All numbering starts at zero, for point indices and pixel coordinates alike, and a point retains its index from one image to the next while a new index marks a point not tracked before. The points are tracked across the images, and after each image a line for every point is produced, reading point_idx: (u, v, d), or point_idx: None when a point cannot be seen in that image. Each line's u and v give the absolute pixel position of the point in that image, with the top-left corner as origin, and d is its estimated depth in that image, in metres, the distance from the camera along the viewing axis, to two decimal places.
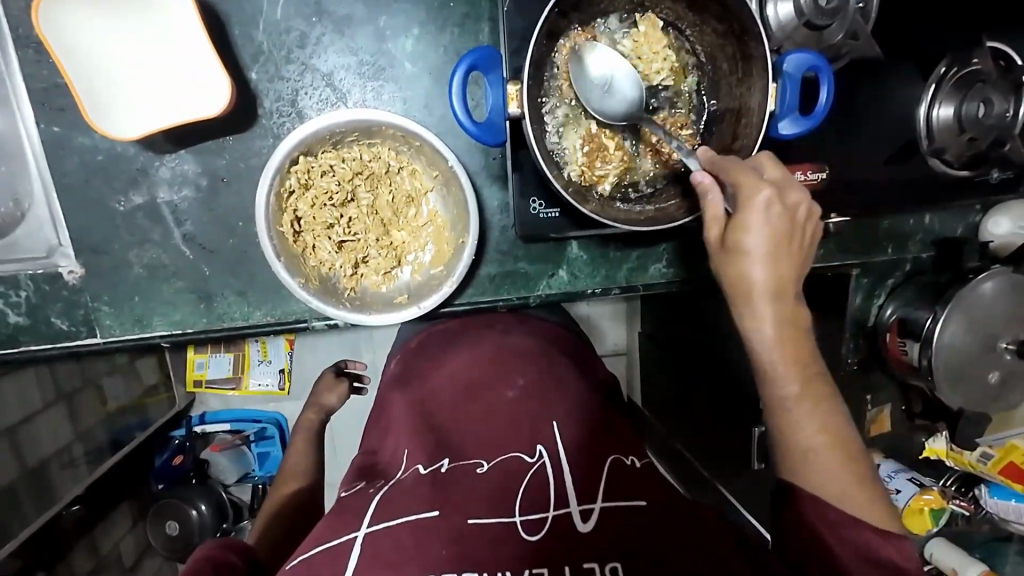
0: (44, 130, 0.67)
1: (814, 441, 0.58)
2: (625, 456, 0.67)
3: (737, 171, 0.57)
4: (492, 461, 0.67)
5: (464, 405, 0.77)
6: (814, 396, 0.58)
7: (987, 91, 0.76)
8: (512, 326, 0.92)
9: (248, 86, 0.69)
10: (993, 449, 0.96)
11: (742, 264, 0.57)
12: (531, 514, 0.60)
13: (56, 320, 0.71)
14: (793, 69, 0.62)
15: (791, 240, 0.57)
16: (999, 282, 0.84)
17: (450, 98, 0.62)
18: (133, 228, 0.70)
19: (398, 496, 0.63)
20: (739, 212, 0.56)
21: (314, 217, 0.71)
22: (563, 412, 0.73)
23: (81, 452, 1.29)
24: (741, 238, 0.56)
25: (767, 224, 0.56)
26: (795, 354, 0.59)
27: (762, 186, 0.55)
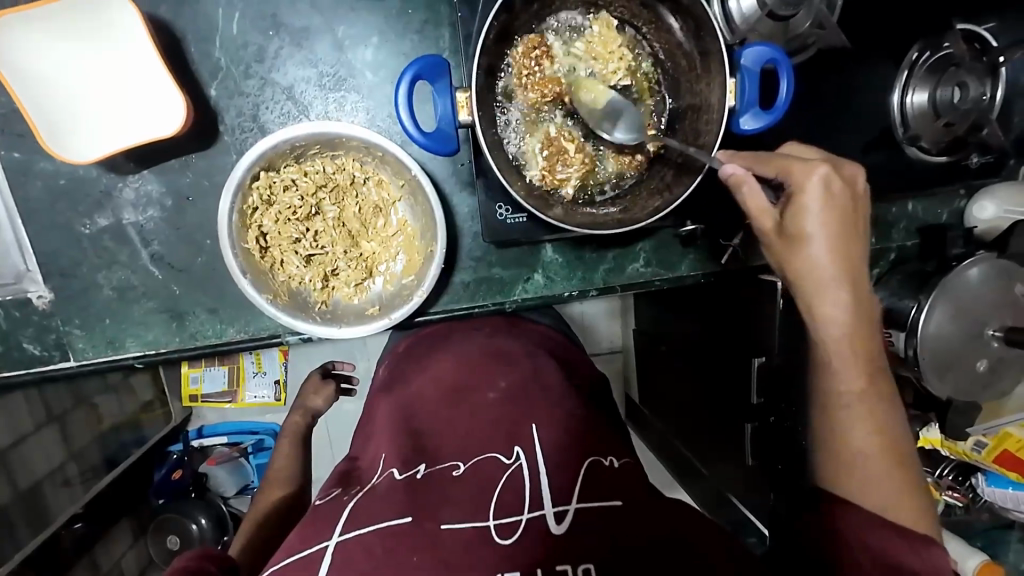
0: (6, 157, 0.67)
1: (867, 446, 0.60)
2: (604, 457, 0.67)
3: (784, 160, 0.58)
4: (468, 462, 0.67)
5: (445, 410, 0.76)
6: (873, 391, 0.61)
7: (961, 74, 0.75)
8: (500, 329, 0.89)
9: (207, 103, 0.69)
10: (987, 437, 0.94)
11: (806, 254, 0.58)
12: (505, 517, 0.59)
13: (28, 346, 0.71)
14: (750, 63, 0.61)
15: (852, 222, 0.58)
16: (984, 268, 0.83)
17: (397, 108, 0.58)
18: (100, 250, 0.70)
19: (371, 502, 0.62)
20: (793, 197, 0.57)
21: (279, 232, 0.71)
22: (545, 415, 0.71)
23: (75, 472, 1.29)
24: (802, 226, 0.57)
25: (829, 209, 0.56)
26: (863, 348, 0.60)
27: (814, 167, 0.56)
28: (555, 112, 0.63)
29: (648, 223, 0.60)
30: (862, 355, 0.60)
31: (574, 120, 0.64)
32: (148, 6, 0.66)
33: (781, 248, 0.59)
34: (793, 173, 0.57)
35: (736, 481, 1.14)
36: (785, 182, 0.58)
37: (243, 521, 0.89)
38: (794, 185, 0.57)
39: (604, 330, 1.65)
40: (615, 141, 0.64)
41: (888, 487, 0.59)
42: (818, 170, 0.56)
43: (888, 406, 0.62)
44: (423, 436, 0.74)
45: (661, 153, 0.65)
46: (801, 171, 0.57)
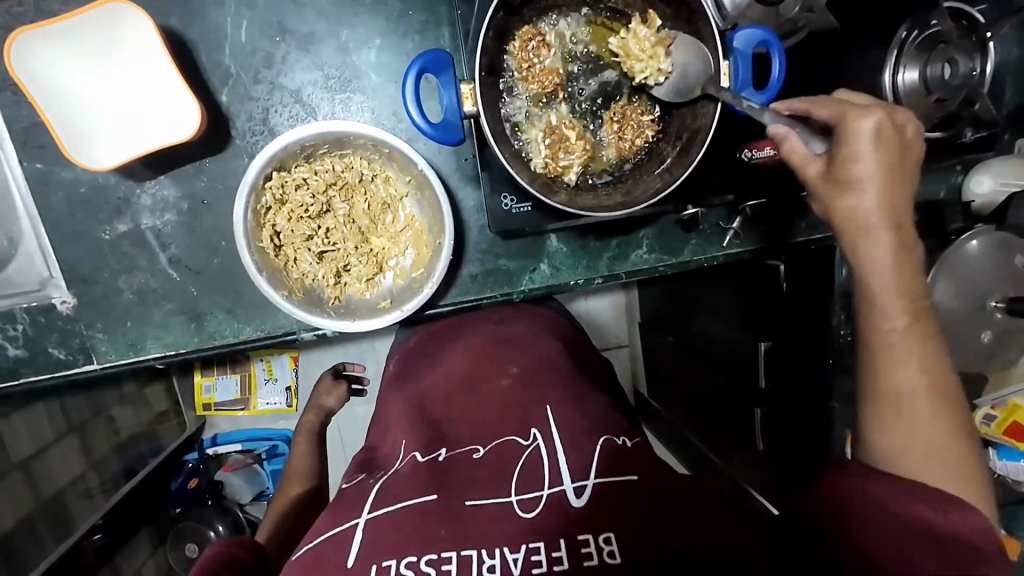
0: (27, 167, 0.68)
1: (914, 383, 0.54)
2: (617, 436, 0.68)
3: (839, 104, 0.56)
4: (488, 445, 0.68)
5: (459, 399, 0.78)
6: (920, 331, 0.55)
7: (949, 52, 0.77)
8: (507, 316, 0.92)
9: (219, 109, 0.71)
10: (997, 410, 0.96)
11: (854, 202, 0.55)
12: (526, 493, 0.60)
13: (53, 350, 0.73)
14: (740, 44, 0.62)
15: (904, 167, 0.55)
16: (984, 241, 0.85)
17: (404, 96, 0.59)
18: (120, 255, 0.72)
19: (396, 482, 0.64)
20: (842, 145, 0.54)
21: (292, 231, 0.73)
22: (556, 398, 0.73)
23: (96, 482, 1.31)
24: (855, 170, 0.54)
25: (880, 152, 0.54)
26: (907, 289, 0.55)
27: (868, 113, 0.54)
28: (555, 103, 0.63)
29: (643, 208, 0.61)
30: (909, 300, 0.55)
31: (573, 109, 0.64)
32: (159, 18, 0.69)
33: (828, 195, 0.56)
34: (847, 116, 0.55)
35: (749, 466, 1.16)
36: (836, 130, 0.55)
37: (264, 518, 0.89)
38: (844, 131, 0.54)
39: (610, 326, 1.67)
40: (615, 126, 0.64)
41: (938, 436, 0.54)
42: (874, 111, 0.54)
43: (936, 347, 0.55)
44: (439, 424, 0.75)
45: (659, 137, 0.65)
46: (861, 114, 0.54)
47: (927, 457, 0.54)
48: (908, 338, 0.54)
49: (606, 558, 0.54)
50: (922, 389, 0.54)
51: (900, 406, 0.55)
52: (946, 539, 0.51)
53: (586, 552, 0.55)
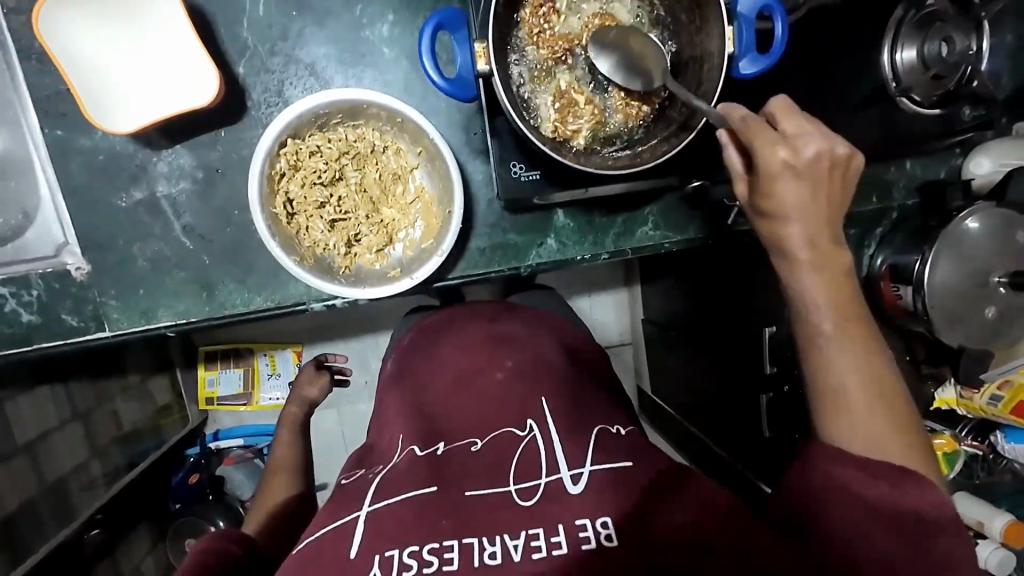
0: (48, 134, 0.70)
1: (847, 381, 0.56)
2: (611, 426, 0.71)
3: (759, 136, 0.55)
4: (485, 438, 0.69)
5: (453, 394, 0.79)
6: (851, 333, 0.57)
7: (946, 30, 0.79)
8: (500, 314, 0.94)
9: (236, 80, 0.73)
10: (1002, 390, 0.96)
11: (779, 227, 0.57)
12: (524, 482, 0.61)
13: (66, 317, 0.74)
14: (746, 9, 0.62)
15: (822, 192, 0.55)
16: (982, 219, 0.87)
17: (422, 56, 0.62)
18: (135, 222, 0.74)
19: (395, 477, 0.65)
20: (760, 175, 0.56)
21: (305, 197, 0.74)
22: (552, 390, 0.75)
23: (98, 470, 1.30)
24: (778, 197, 0.56)
25: (799, 181, 0.55)
26: (835, 294, 0.57)
27: (775, 150, 0.54)
28: (564, 67, 0.64)
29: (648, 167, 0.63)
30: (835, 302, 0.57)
31: (582, 73, 0.65)
32: None
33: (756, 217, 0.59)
34: (795, 144, 0.54)
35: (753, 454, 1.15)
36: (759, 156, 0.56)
37: (247, 517, 0.87)
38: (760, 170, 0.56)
39: (613, 325, 1.69)
40: (623, 92, 0.65)
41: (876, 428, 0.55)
42: (817, 144, 0.54)
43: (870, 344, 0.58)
44: (436, 419, 0.76)
45: (666, 104, 0.67)
46: (801, 142, 0.54)
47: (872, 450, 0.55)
48: (836, 340, 0.57)
49: (604, 540, 0.54)
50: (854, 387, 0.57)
51: (843, 409, 0.56)
52: (904, 515, 0.52)
53: (584, 535, 0.55)
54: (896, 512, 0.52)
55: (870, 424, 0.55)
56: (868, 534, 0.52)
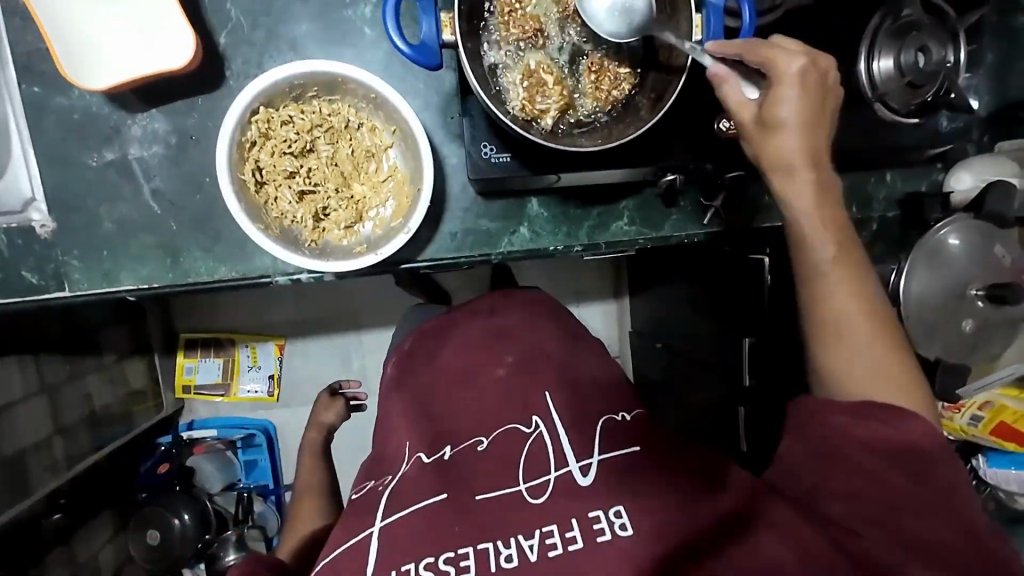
0: (25, 91, 0.71)
1: (847, 307, 0.59)
2: (616, 413, 0.71)
3: (765, 49, 0.57)
4: (491, 436, 0.69)
5: (456, 393, 0.79)
6: (848, 262, 0.59)
7: (922, 39, 0.79)
8: (497, 304, 0.93)
9: (216, 50, 0.74)
10: (983, 410, 0.96)
11: (777, 141, 0.57)
12: (534, 479, 0.61)
13: (26, 274, 0.73)
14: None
15: (825, 114, 0.58)
16: (959, 230, 0.86)
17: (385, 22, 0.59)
18: (104, 183, 0.74)
19: (404, 487, 0.65)
20: (771, 87, 0.56)
21: (274, 166, 0.74)
22: (554, 383, 0.76)
23: (60, 448, 1.27)
24: (778, 113, 0.56)
25: (806, 98, 0.56)
26: (829, 220, 0.59)
27: (795, 57, 0.56)
28: (534, 47, 0.65)
29: (633, 136, 0.63)
30: (834, 224, 0.59)
31: (551, 56, 0.66)
32: None
33: (756, 136, 0.58)
34: (776, 63, 0.56)
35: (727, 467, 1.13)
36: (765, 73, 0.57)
37: (281, 539, 0.90)
38: (775, 75, 0.56)
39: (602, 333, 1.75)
40: (593, 76, 0.66)
41: (874, 355, 0.58)
42: (799, 61, 0.56)
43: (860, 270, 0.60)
44: (442, 421, 0.76)
45: (636, 90, 0.67)
46: (785, 58, 0.56)
47: (872, 373, 0.58)
48: (839, 269, 0.59)
49: (618, 530, 0.55)
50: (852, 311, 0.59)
51: (840, 333, 0.59)
52: (906, 446, 0.55)
53: (598, 527, 0.55)
54: (897, 446, 0.55)
55: (865, 349, 0.58)
56: (878, 475, 0.54)
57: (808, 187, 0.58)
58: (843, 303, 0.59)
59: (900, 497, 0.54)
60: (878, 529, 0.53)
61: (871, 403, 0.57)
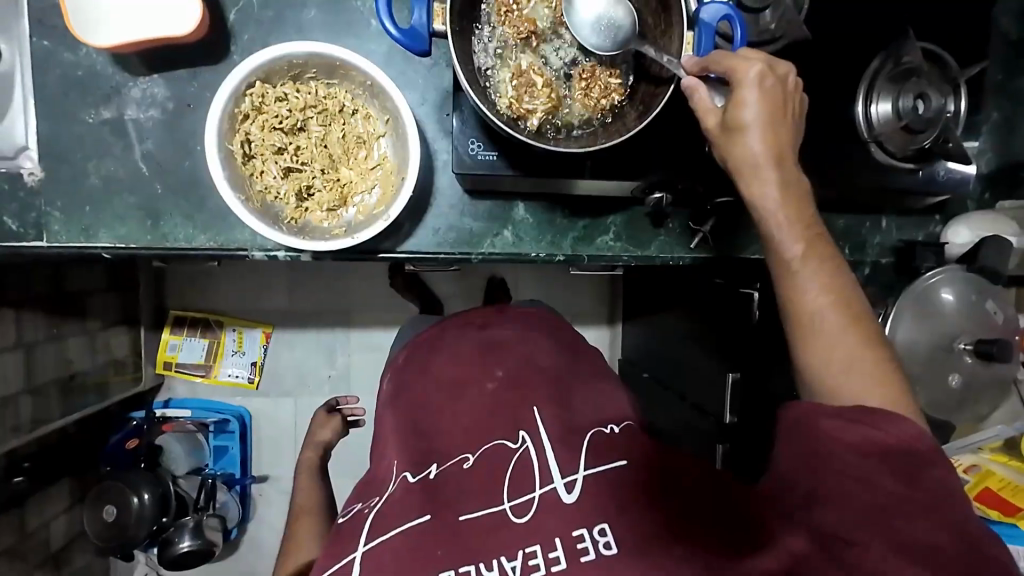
0: (35, 43, 0.73)
1: (823, 306, 0.57)
2: (604, 427, 0.73)
3: (728, 56, 0.57)
4: (476, 452, 0.70)
5: (446, 404, 0.78)
6: (819, 256, 0.57)
7: (921, 85, 0.79)
8: (490, 319, 0.90)
9: (224, 25, 0.76)
10: (968, 474, 0.91)
11: (743, 144, 0.57)
12: (518, 498, 0.62)
13: (7, 220, 0.74)
14: (709, 17, 0.61)
15: (787, 119, 0.57)
16: (948, 282, 0.84)
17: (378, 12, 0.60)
18: (96, 140, 0.75)
19: (389, 508, 0.64)
20: (734, 91, 0.57)
21: (263, 140, 0.75)
22: (543, 398, 0.76)
23: (26, 407, 1.23)
24: (741, 117, 0.56)
25: (766, 102, 0.56)
26: (797, 217, 0.58)
27: (753, 62, 0.56)
28: (527, 50, 0.66)
29: (633, 131, 0.64)
30: (801, 220, 0.58)
31: (543, 60, 0.67)
32: None
33: (723, 142, 0.58)
34: (737, 69, 0.56)
35: None
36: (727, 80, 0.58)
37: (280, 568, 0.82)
38: (734, 81, 0.56)
39: None
40: (583, 83, 0.66)
41: (855, 350, 0.56)
42: (756, 65, 0.56)
43: (835, 267, 0.58)
44: (429, 434, 0.75)
45: (625, 102, 0.67)
46: (744, 64, 0.56)
47: (844, 372, 0.55)
48: (808, 266, 0.57)
49: (603, 549, 0.56)
50: (830, 309, 0.57)
51: (812, 331, 0.57)
52: (892, 447, 0.50)
53: (582, 546, 0.57)
54: (886, 447, 0.50)
55: (840, 347, 0.56)
56: (871, 480, 0.49)
57: (773, 188, 0.57)
58: (818, 303, 0.57)
59: (893, 500, 0.48)
60: (868, 534, 0.48)
61: (860, 406, 0.53)
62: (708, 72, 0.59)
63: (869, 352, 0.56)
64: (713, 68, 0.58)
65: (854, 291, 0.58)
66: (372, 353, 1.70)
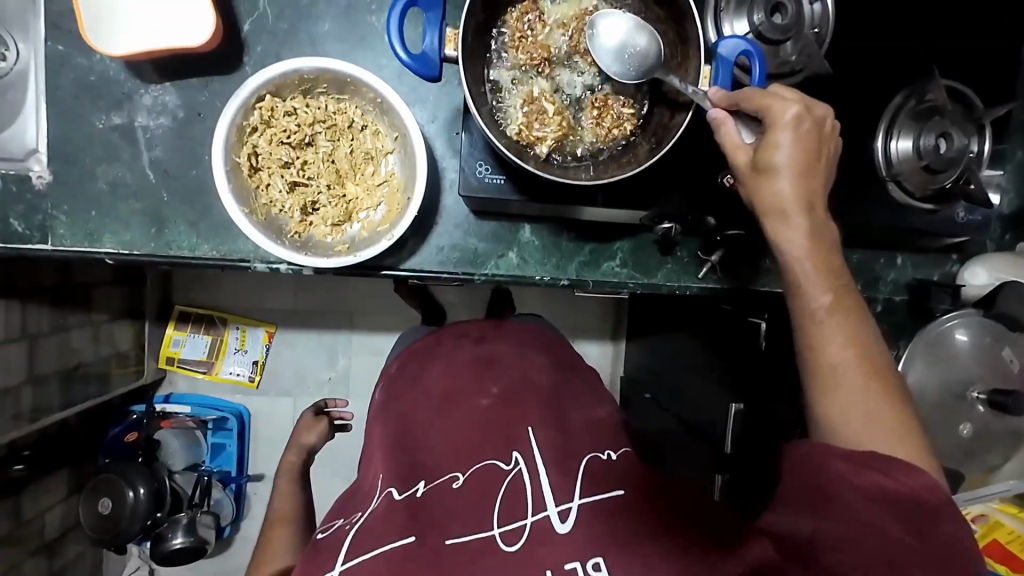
0: (49, 46, 0.73)
1: (844, 356, 0.54)
2: (601, 453, 0.72)
3: (763, 95, 0.55)
4: (467, 473, 0.68)
5: (438, 420, 0.76)
6: (846, 309, 0.55)
7: (944, 125, 0.77)
8: (488, 333, 0.89)
9: (238, 35, 0.76)
10: (974, 524, 0.89)
11: (774, 186, 0.55)
12: (509, 525, 0.61)
13: (12, 221, 0.74)
14: (727, 52, 0.60)
15: (821, 163, 0.55)
16: (966, 327, 0.82)
17: (389, 33, 0.59)
18: (105, 145, 0.75)
19: (370, 524, 0.63)
20: (767, 132, 0.55)
21: (270, 154, 0.74)
22: (538, 418, 0.74)
23: (27, 398, 1.23)
24: (772, 159, 0.55)
25: (801, 145, 0.54)
26: (826, 265, 0.56)
27: (790, 103, 0.54)
28: (539, 76, 0.65)
29: (647, 165, 0.63)
30: (828, 267, 0.56)
31: (557, 87, 0.65)
32: None
33: (750, 182, 0.57)
34: (771, 110, 0.54)
35: None
36: (761, 118, 0.56)
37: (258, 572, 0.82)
38: (771, 122, 0.54)
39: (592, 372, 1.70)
40: (595, 112, 0.65)
41: (872, 405, 0.53)
42: (792, 106, 0.54)
43: (861, 318, 0.55)
44: (417, 451, 0.74)
45: (637, 132, 0.66)
46: (780, 105, 0.54)
47: (867, 424, 0.53)
48: (833, 315, 0.55)
49: None
50: (853, 361, 0.54)
51: (834, 379, 0.54)
52: (904, 497, 0.48)
53: None
54: (897, 496, 0.48)
55: (862, 396, 0.53)
56: (876, 526, 0.48)
57: (802, 234, 0.56)
58: (839, 355, 0.54)
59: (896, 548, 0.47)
60: None
61: (869, 453, 0.51)
62: (739, 108, 0.57)
63: (889, 402, 0.53)
64: (746, 106, 0.56)
65: (876, 344, 0.56)
66: (373, 357, 1.70)
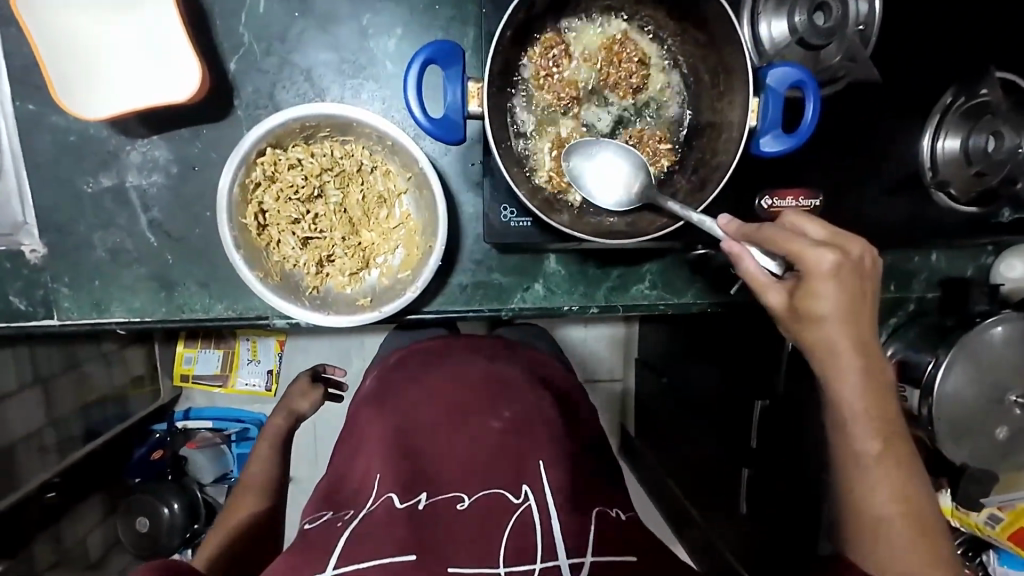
0: (20, 106, 0.67)
1: (888, 510, 0.57)
2: (610, 508, 0.61)
3: (789, 239, 0.51)
4: (473, 496, 0.59)
5: (447, 433, 0.67)
6: (892, 458, 0.57)
7: (996, 124, 0.71)
8: (500, 352, 0.82)
9: (225, 76, 0.69)
10: (1003, 512, 0.90)
11: (820, 332, 0.52)
12: (518, 565, 0.52)
13: (13, 298, 0.70)
14: (776, 82, 0.56)
15: (863, 307, 0.53)
16: (1007, 328, 0.80)
17: (405, 96, 0.56)
18: (99, 210, 0.70)
19: (363, 531, 0.55)
20: (803, 280, 0.51)
21: (279, 211, 0.69)
22: (551, 454, 0.64)
23: (51, 439, 1.23)
24: (812, 306, 0.51)
25: (845, 291, 0.51)
26: (878, 410, 0.56)
27: (824, 251, 0.50)
28: (567, 115, 0.61)
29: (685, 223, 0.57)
30: (879, 417, 0.56)
31: (586, 127, 0.61)
32: None
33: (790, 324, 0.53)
34: (803, 256, 0.50)
35: (730, 533, 1.14)
36: (790, 260, 0.52)
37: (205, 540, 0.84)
38: (806, 271, 0.50)
39: (605, 359, 1.61)
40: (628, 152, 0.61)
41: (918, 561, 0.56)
42: (828, 253, 0.50)
43: (910, 469, 0.58)
44: (420, 457, 0.65)
45: (675, 168, 0.62)
46: (811, 251, 0.50)
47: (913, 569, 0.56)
48: (881, 466, 0.56)
49: None
50: (897, 514, 0.57)
51: (876, 533, 0.57)
52: None
53: None
54: None
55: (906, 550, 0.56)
56: None
57: (854, 384, 0.54)
58: (885, 505, 0.57)
59: None
60: None
61: None
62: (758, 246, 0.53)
63: (919, 548, 0.56)
64: (770, 249, 0.52)
65: (923, 494, 0.58)
66: None
